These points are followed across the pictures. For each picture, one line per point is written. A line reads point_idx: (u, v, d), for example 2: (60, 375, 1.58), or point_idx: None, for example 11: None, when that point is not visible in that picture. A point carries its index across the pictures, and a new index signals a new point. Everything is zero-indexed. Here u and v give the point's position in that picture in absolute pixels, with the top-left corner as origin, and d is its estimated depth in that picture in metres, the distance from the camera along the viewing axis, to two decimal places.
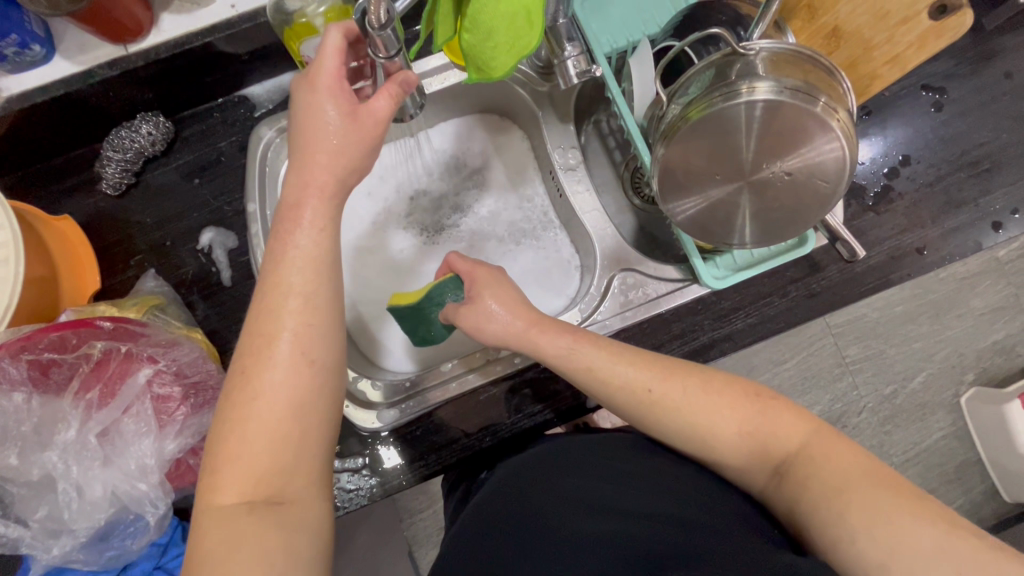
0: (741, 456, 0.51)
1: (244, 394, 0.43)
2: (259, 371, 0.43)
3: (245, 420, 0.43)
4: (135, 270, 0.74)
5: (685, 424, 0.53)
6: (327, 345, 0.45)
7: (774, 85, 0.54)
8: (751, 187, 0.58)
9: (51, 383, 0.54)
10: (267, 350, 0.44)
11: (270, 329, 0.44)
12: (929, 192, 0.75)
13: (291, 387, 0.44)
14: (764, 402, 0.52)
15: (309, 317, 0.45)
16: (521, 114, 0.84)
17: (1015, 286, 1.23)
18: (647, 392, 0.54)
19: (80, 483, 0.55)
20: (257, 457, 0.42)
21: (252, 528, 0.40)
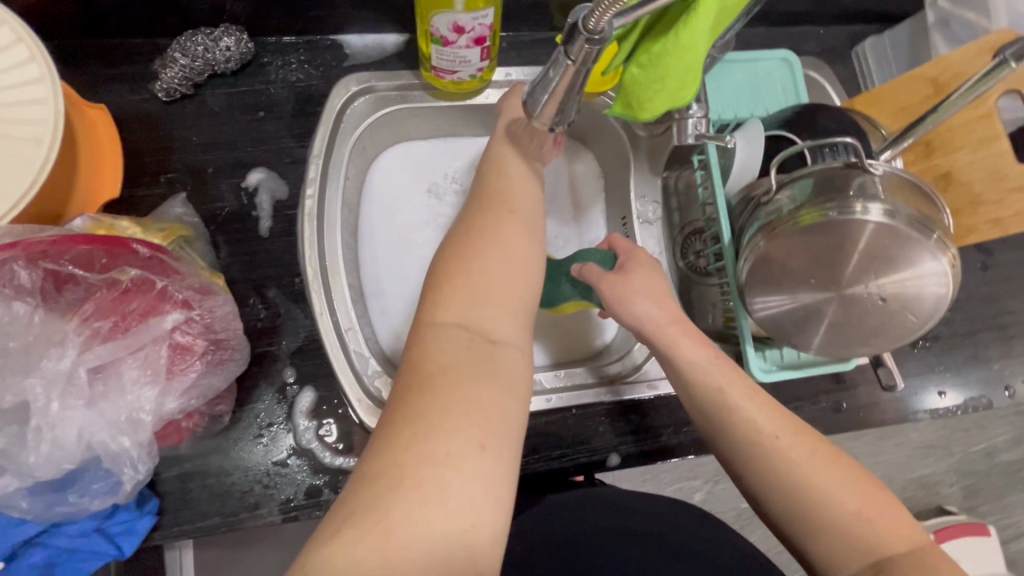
0: (844, 540, 0.46)
1: (471, 240, 0.46)
2: (486, 226, 0.47)
3: (469, 258, 0.45)
4: (163, 188, 0.65)
5: (802, 486, 0.47)
6: (534, 213, 0.50)
7: (890, 210, 0.54)
8: (841, 300, 0.58)
9: (61, 300, 0.46)
10: (496, 210, 0.49)
11: (503, 202, 0.50)
12: (958, 341, 0.79)
13: (513, 238, 0.47)
14: (879, 491, 0.48)
15: (525, 197, 0.51)
16: (606, 150, 0.82)
17: (949, 428, 1.36)
18: (774, 441, 0.49)
19: (53, 423, 0.46)
20: (479, 297, 0.43)
21: (471, 354, 0.41)
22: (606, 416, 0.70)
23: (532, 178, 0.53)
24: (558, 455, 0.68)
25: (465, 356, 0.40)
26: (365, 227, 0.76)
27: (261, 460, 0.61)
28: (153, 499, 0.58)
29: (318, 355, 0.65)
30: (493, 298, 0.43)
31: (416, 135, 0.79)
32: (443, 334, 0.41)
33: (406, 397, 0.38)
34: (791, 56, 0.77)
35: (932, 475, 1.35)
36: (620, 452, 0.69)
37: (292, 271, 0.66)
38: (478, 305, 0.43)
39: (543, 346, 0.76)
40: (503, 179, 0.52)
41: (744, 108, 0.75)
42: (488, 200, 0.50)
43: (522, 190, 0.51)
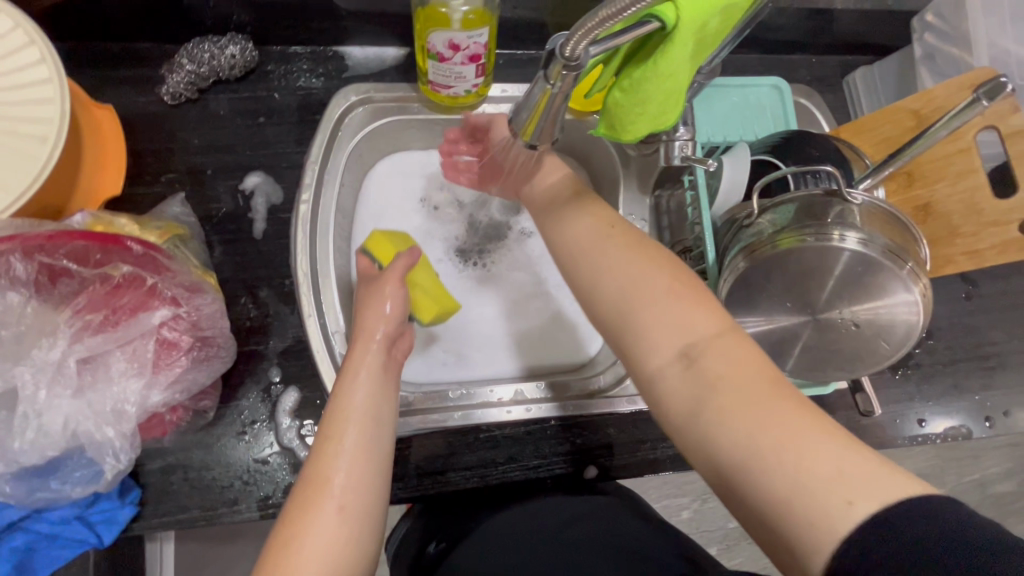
0: (655, 329, 0.46)
1: (288, 547, 0.41)
2: (305, 516, 0.42)
3: (286, 559, 0.40)
4: (163, 188, 0.67)
5: (629, 288, 0.48)
6: (368, 505, 0.44)
7: (866, 240, 0.55)
8: (816, 324, 0.59)
9: (54, 292, 0.48)
10: (315, 500, 0.42)
11: (335, 428, 0.46)
12: (941, 369, 0.79)
13: (331, 537, 0.41)
14: (699, 292, 0.47)
15: (358, 471, 0.44)
16: (599, 167, 0.83)
17: (941, 457, 1.36)
18: (607, 257, 0.51)
19: (39, 410, 0.47)
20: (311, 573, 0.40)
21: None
22: (585, 428, 0.71)
23: (379, 417, 0.48)
24: (536, 465, 0.69)
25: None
26: (359, 232, 0.77)
27: (242, 457, 0.62)
28: (135, 490, 0.59)
29: (304, 356, 0.67)
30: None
31: (416, 144, 0.81)
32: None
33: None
34: (782, 83, 0.79)
35: None
36: (597, 465, 0.70)
37: (283, 274, 0.68)
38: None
39: (528, 358, 0.77)
40: (329, 449, 0.45)
41: (733, 131, 0.77)
42: (303, 483, 0.43)
43: (359, 444, 0.45)
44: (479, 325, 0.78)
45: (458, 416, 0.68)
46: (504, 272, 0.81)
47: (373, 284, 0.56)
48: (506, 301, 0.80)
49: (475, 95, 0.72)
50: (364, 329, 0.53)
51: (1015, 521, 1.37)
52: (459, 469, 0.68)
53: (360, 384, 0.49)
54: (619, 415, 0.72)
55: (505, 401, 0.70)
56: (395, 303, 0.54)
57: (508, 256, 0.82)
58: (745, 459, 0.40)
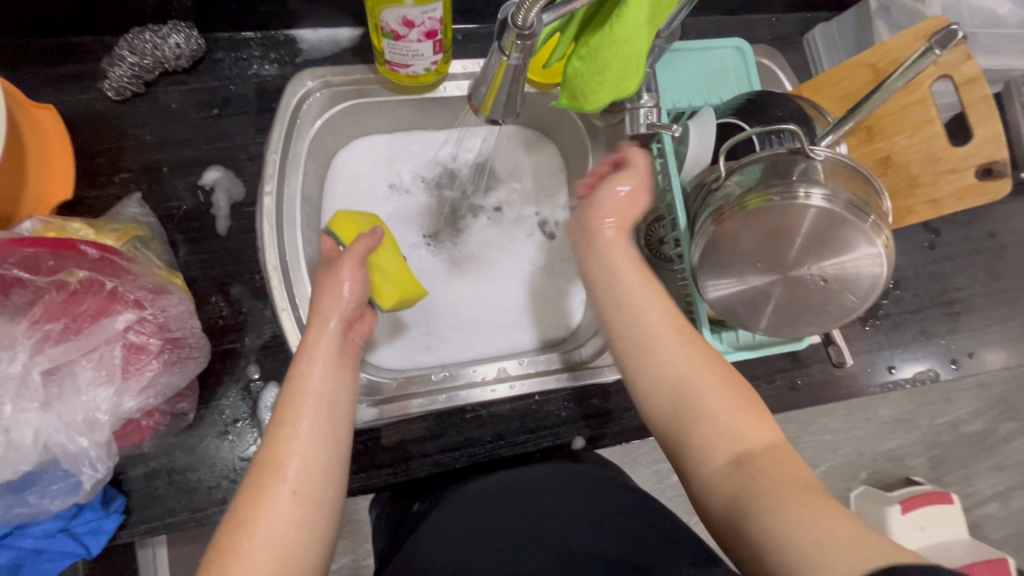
0: (711, 427, 0.47)
1: (242, 528, 0.41)
2: (257, 501, 0.42)
3: (240, 547, 0.40)
4: (117, 188, 0.64)
5: (684, 374, 0.49)
6: (325, 488, 0.44)
7: (829, 194, 0.55)
8: (785, 281, 0.60)
9: (8, 303, 0.46)
10: (269, 485, 0.42)
11: (291, 413, 0.45)
12: (908, 318, 0.82)
13: (286, 518, 0.41)
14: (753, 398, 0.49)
15: (314, 451, 0.44)
16: (567, 141, 0.83)
17: (914, 403, 1.41)
18: (658, 323, 0.51)
19: (7, 426, 0.46)
20: (261, 557, 0.40)
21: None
22: (570, 400, 0.72)
23: (335, 401, 0.47)
24: (522, 440, 0.70)
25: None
26: (328, 223, 0.76)
27: (227, 456, 0.62)
28: (119, 499, 0.58)
29: (280, 350, 0.66)
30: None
31: (380, 128, 0.80)
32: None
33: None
34: (744, 44, 0.78)
35: (896, 447, 1.40)
36: (584, 435, 0.72)
37: (252, 269, 0.67)
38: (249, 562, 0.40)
39: (507, 335, 0.78)
40: (286, 430, 0.45)
41: (697, 96, 0.77)
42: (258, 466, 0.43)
43: (315, 434, 0.45)
44: (458, 308, 0.78)
45: (442, 399, 0.68)
46: (479, 253, 0.81)
47: (329, 267, 0.55)
48: (483, 281, 0.80)
49: (435, 74, 0.70)
50: (319, 313, 0.52)
51: (984, 457, 1.44)
52: (446, 451, 0.68)
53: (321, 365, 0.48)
54: (600, 385, 0.73)
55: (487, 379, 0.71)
56: (354, 283, 0.53)
57: (483, 237, 0.82)
58: (778, 548, 0.39)
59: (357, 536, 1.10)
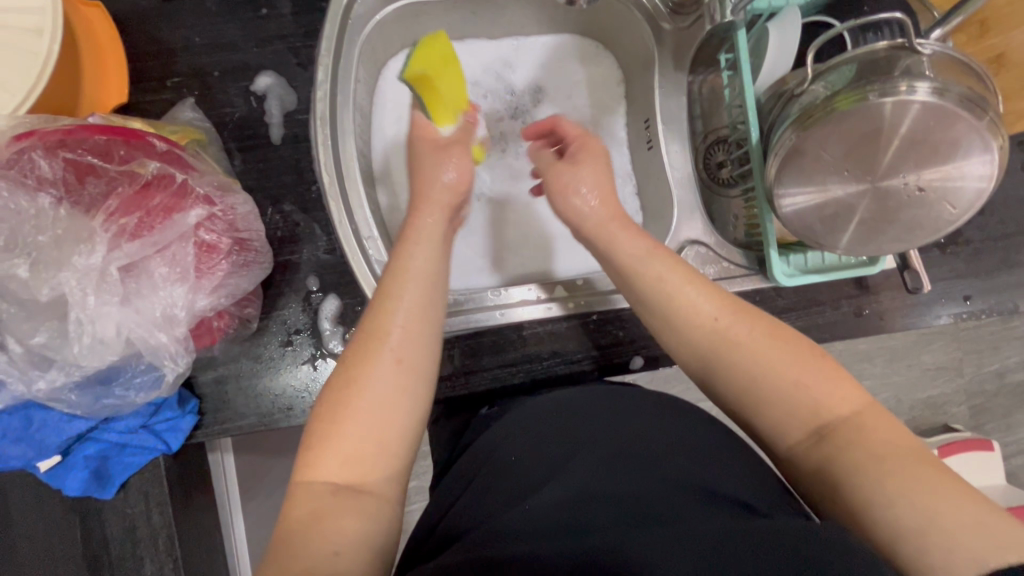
0: (785, 406, 0.46)
1: (352, 388, 0.45)
2: (367, 364, 0.46)
3: (346, 408, 0.45)
4: (170, 93, 0.63)
5: (753, 350, 0.48)
6: (423, 361, 0.48)
7: (939, 88, 0.50)
8: (875, 192, 0.56)
9: (84, 194, 0.46)
10: (377, 350, 0.47)
11: (395, 290, 0.50)
12: (990, 245, 0.77)
13: (388, 386, 0.46)
14: (826, 362, 0.47)
15: (416, 325, 0.49)
16: (628, 50, 0.77)
17: (962, 349, 1.36)
18: (713, 321, 0.50)
19: (92, 318, 0.47)
20: (367, 416, 0.45)
21: (336, 505, 0.42)
22: (628, 321, 0.71)
23: (429, 293, 0.51)
24: (577, 358, 0.70)
25: (328, 501, 0.42)
26: (379, 138, 0.74)
27: (289, 365, 0.63)
28: (193, 401, 0.61)
29: (338, 262, 0.65)
30: (360, 457, 0.44)
31: None
32: (315, 487, 0.43)
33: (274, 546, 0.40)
34: None
35: (937, 394, 1.35)
36: (642, 355, 0.71)
37: (307, 180, 0.65)
38: (352, 421, 0.44)
39: (563, 258, 0.76)
40: (391, 304, 0.49)
41: None
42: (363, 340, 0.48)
43: (415, 308, 0.50)
44: (516, 227, 0.77)
45: (498, 315, 0.67)
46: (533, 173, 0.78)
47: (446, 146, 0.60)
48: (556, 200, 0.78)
49: None
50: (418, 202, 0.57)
51: None
52: (503, 366, 0.69)
53: (416, 256, 0.53)
54: None
55: (544, 297, 0.68)
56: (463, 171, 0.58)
57: None
58: (873, 504, 0.39)
59: None
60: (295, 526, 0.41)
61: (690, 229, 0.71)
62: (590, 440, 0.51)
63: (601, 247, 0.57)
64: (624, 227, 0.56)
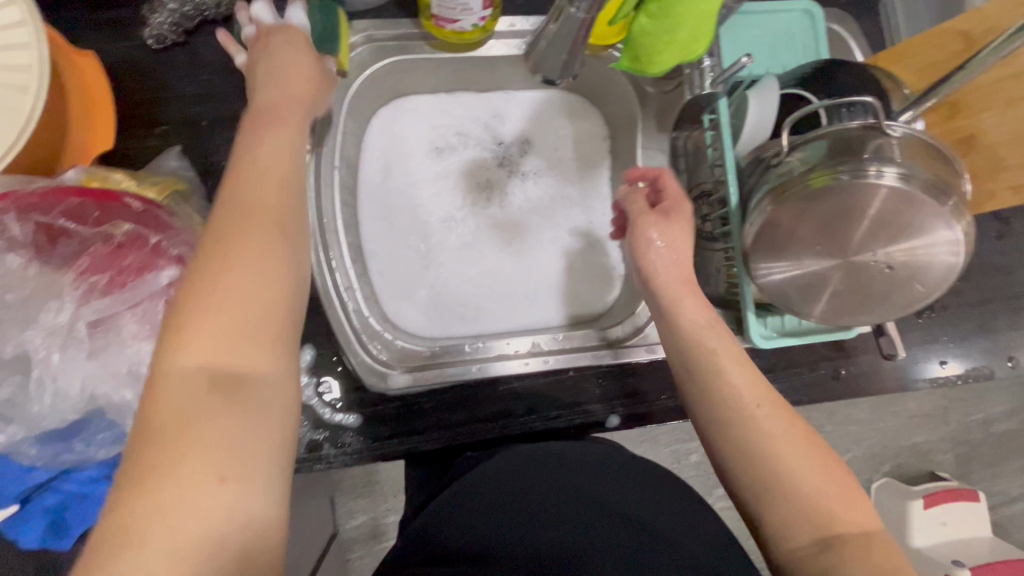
0: (801, 507, 0.45)
1: (216, 265, 0.37)
2: (231, 240, 0.38)
3: (211, 292, 0.36)
4: (157, 140, 0.64)
5: (780, 439, 0.48)
6: (294, 223, 0.41)
7: (904, 173, 0.51)
8: (848, 267, 0.56)
9: (54, 254, 0.47)
10: (243, 223, 0.38)
11: (261, 163, 0.41)
12: (965, 310, 0.78)
13: (260, 269, 0.37)
14: (846, 473, 0.47)
15: (283, 190, 0.41)
16: (614, 108, 0.78)
17: (947, 398, 1.35)
18: (753, 405, 0.49)
19: (56, 374, 0.46)
20: (238, 305, 0.36)
21: (211, 408, 0.34)
22: (604, 379, 0.71)
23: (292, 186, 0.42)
24: (554, 416, 0.69)
25: (196, 408, 0.34)
26: (364, 185, 0.75)
27: None
28: None
29: (315, 311, 0.65)
30: (233, 350, 0.36)
31: (422, 89, 0.78)
32: (175, 393, 0.34)
33: (125, 480, 0.32)
34: (814, 7, 0.73)
35: (923, 442, 1.34)
36: (619, 415, 0.70)
37: None
38: (217, 311, 0.36)
39: (545, 310, 0.76)
40: (257, 173, 0.41)
41: (761, 65, 0.72)
42: (241, 214, 0.39)
43: (276, 177, 0.42)
44: (501, 277, 0.77)
45: (475, 369, 0.67)
46: (519, 222, 0.79)
47: None
48: (564, 253, 0.79)
49: (482, 31, 0.67)
50: (273, 111, 0.46)
51: (1014, 458, 1.37)
52: (478, 421, 0.68)
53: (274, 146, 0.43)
54: (635, 365, 0.71)
55: (522, 352, 0.70)
56: None
57: (525, 205, 0.80)
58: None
59: (373, 498, 1.12)
60: (163, 440, 0.33)
61: None
62: (588, 496, 0.51)
63: (666, 306, 0.56)
64: (692, 292, 0.56)
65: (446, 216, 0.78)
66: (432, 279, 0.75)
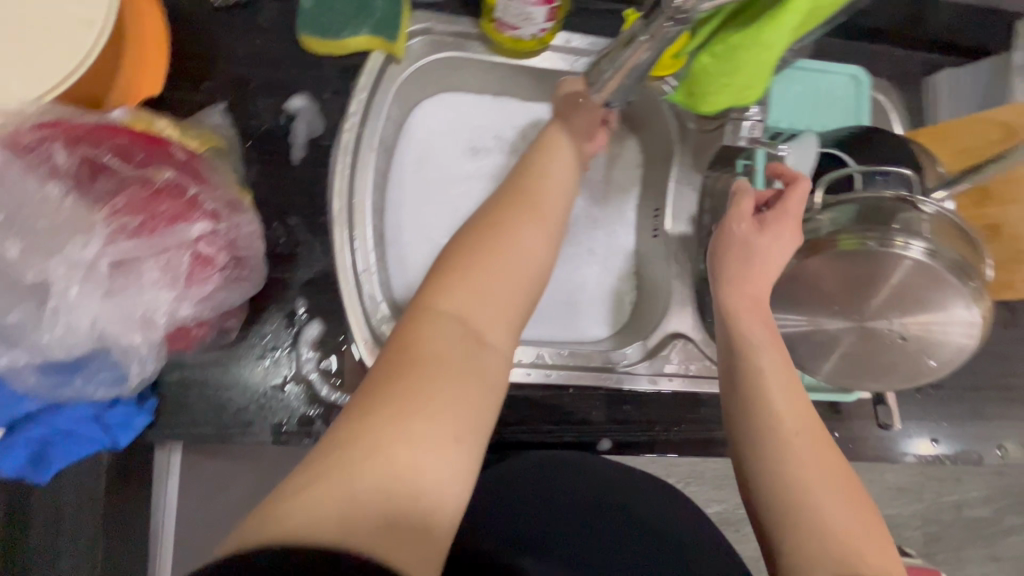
0: (830, 553, 0.41)
1: (495, 238, 0.45)
2: (511, 223, 0.46)
3: (489, 253, 0.44)
4: (203, 95, 0.64)
5: (810, 468, 0.45)
6: (556, 230, 0.49)
7: (929, 250, 0.52)
8: (861, 331, 0.57)
9: (92, 189, 0.47)
10: (520, 213, 0.47)
11: (537, 178, 0.51)
12: (962, 392, 0.78)
13: (528, 253, 0.45)
14: (879, 527, 0.44)
15: (558, 201, 0.51)
16: (652, 139, 0.79)
17: (926, 476, 1.36)
18: (792, 434, 0.46)
19: (68, 308, 0.46)
20: (500, 278, 0.43)
21: (462, 346, 0.39)
22: (602, 401, 0.71)
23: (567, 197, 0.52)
24: (547, 430, 0.69)
25: (455, 349, 0.39)
26: (396, 173, 0.76)
27: (259, 381, 0.62)
28: (152, 399, 0.60)
29: (330, 288, 0.65)
30: (490, 306, 0.42)
31: (468, 88, 0.79)
32: (442, 323, 0.40)
33: (383, 376, 0.38)
34: (861, 74, 0.74)
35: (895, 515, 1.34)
36: (612, 439, 0.70)
37: (318, 204, 0.66)
38: (483, 274, 0.42)
39: (553, 325, 0.76)
40: (546, 182, 0.51)
41: (803, 120, 0.73)
42: (526, 199, 0.49)
43: (555, 189, 0.52)
44: None
45: None
46: None
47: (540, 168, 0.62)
48: (581, 274, 0.79)
49: (539, 42, 0.69)
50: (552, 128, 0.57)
51: (981, 545, 1.37)
52: None
53: (557, 163, 0.54)
54: (633, 393, 0.71)
55: (525, 361, 0.68)
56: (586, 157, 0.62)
57: None
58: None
59: None
60: (418, 360, 0.38)
61: (679, 324, 0.73)
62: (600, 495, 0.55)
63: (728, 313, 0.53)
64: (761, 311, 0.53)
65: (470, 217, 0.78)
66: None
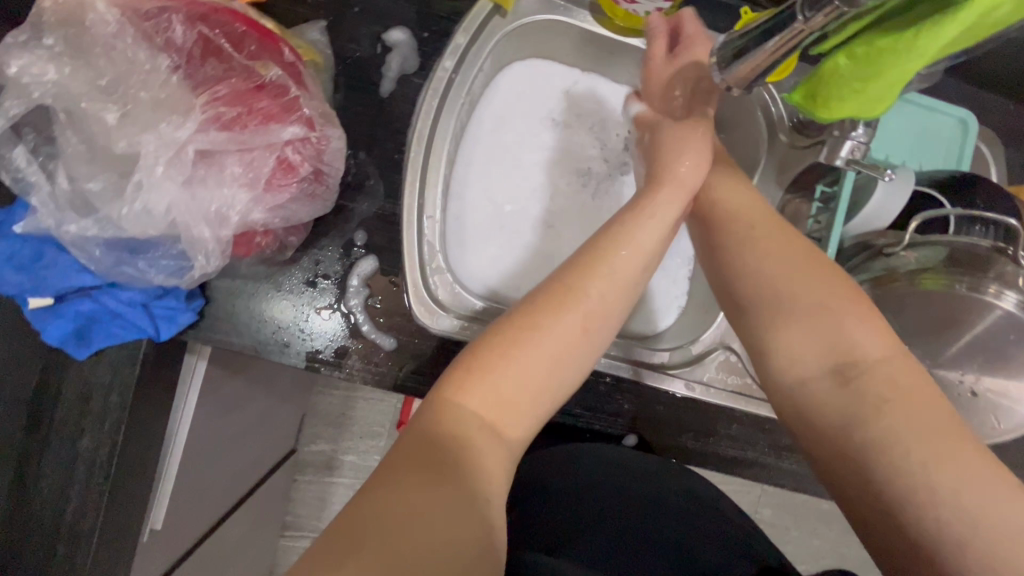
0: (827, 330, 0.48)
1: (527, 333, 0.47)
2: (547, 322, 0.47)
3: (519, 347, 0.46)
4: (306, 8, 0.63)
5: (826, 305, 0.49)
6: (599, 333, 0.50)
7: (1023, 303, 0.50)
8: (931, 376, 0.57)
9: (200, 71, 0.47)
10: (562, 305, 0.49)
11: (588, 264, 0.51)
12: (1003, 468, 0.75)
13: (560, 350, 0.47)
14: (861, 305, 0.48)
15: (609, 296, 0.51)
16: (736, 145, 0.77)
17: None
18: (748, 228, 0.55)
19: (148, 187, 0.45)
20: (527, 376, 0.46)
21: (482, 434, 0.43)
22: (637, 397, 0.69)
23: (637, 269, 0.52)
24: (576, 414, 0.68)
25: (477, 437, 0.43)
26: (474, 128, 0.74)
27: (303, 304, 0.61)
28: (200, 299, 0.59)
29: (391, 227, 0.64)
30: (515, 397, 0.45)
31: (562, 57, 0.77)
32: (465, 413, 0.44)
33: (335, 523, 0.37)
34: (971, 119, 0.71)
35: None
36: (638, 435, 0.70)
37: (397, 140, 0.65)
38: (509, 370, 0.45)
39: None
40: (598, 269, 0.51)
41: (900, 154, 0.70)
42: (575, 289, 0.49)
43: (616, 276, 0.51)
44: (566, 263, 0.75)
45: None
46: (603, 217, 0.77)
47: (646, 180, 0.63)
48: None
49: (650, 21, 0.68)
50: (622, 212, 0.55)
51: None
52: None
53: (647, 230, 0.54)
54: (669, 396, 0.70)
55: None
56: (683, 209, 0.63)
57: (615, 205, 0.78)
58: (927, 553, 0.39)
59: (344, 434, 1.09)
60: (405, 513, 0.37)
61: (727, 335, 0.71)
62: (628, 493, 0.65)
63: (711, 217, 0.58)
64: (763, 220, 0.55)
65: (536, 187, 0.76)
66: (501, 241, 0.74)
